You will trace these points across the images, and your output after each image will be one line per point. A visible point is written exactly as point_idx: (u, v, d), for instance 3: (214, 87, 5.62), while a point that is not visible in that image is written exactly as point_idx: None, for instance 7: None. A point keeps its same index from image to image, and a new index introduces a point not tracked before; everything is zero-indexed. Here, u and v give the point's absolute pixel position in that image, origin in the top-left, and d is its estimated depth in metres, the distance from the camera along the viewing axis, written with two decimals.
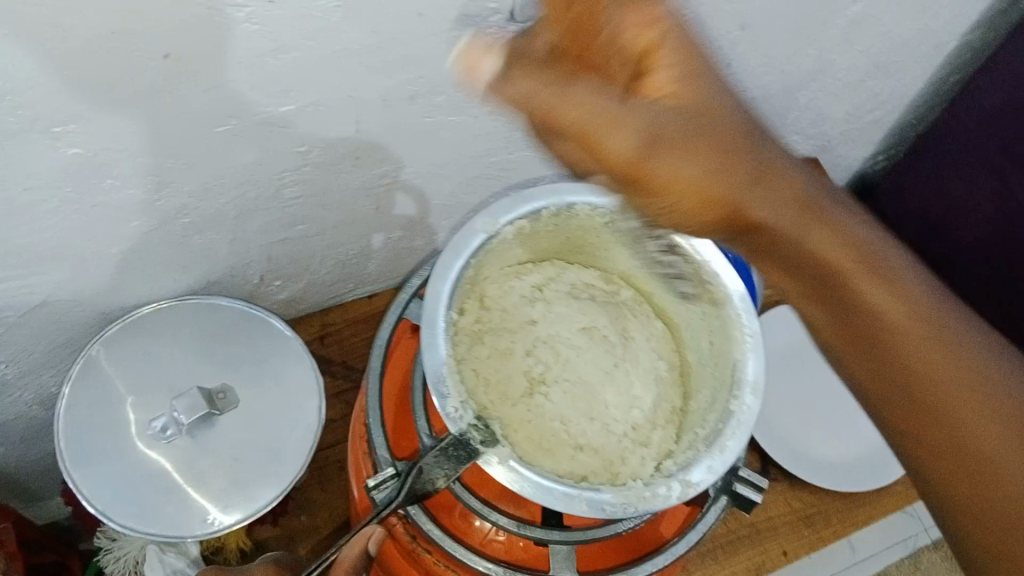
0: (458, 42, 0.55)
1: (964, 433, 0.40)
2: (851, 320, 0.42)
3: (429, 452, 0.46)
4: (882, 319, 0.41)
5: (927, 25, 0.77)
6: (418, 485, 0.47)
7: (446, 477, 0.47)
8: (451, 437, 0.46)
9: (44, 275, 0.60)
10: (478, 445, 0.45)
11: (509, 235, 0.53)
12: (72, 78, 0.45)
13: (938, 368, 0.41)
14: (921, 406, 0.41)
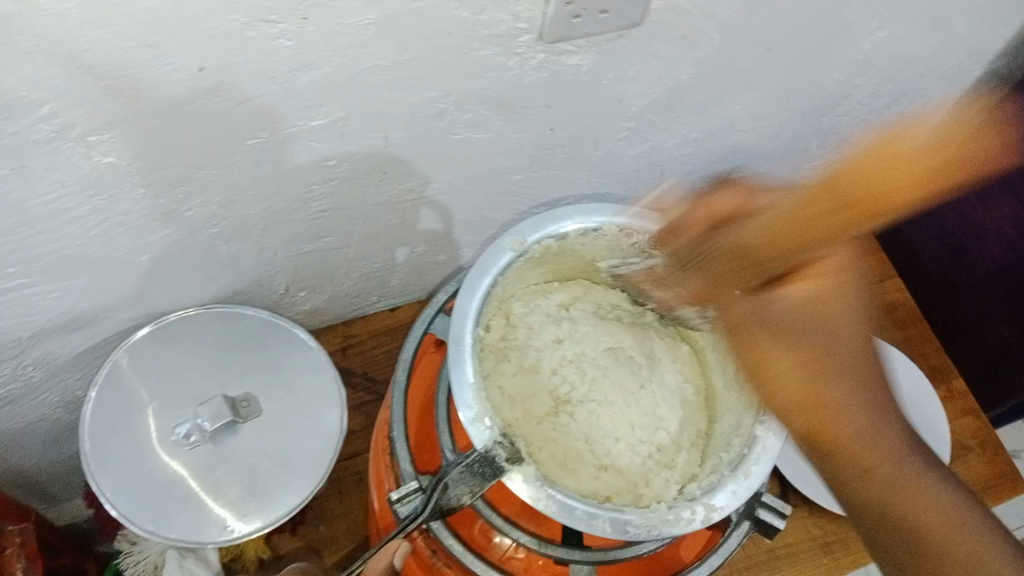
0: (487, 60, 0.56)
1: None
2: (840, 473, 0.44)
3: (454, 466, 0.46)
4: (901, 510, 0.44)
5: (953, 50, 0.77)
6: (443, 502, 0.47)
7: (471, 494, 0.47)
8: (477, 453, 0.46)
9: (73, 281, 0.61)
10: (504, 462, 0.46)
11: (536, 253, 0.53)
12: (108, 89, 0.46)
13: (919, 511, 0.44)
14: (900, 542, 0.44)
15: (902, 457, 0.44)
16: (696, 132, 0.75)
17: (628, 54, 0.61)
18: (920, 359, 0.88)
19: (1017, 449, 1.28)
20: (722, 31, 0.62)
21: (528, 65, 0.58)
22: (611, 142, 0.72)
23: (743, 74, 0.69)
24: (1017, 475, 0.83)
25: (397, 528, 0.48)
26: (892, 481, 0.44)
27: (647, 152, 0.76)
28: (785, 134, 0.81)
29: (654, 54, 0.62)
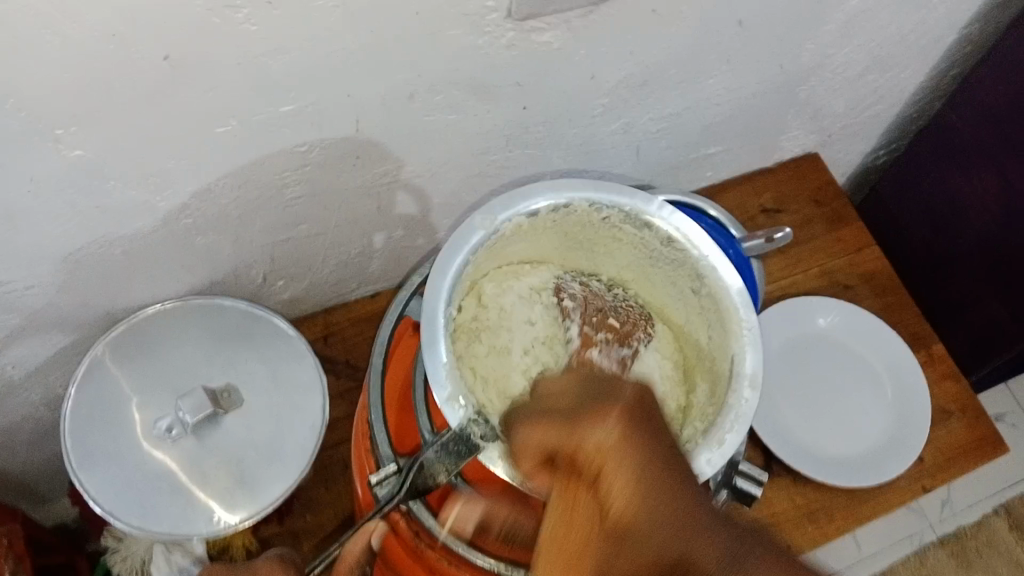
0: (456, 40, 0.56)
1: None
2: None
3: (430, 448, 0.48)
4: None
5: (926, 18, 0.77)
6: (420, 480, 0.49)
7: (447, 473, 0.48)
8: (452, 433, 0.47)
9: (49, 278, 0.60)
10: (478, 439, 0.47)
11: (507, 232, 0.53)
12: (73, 81, 0.46)
13: None
14: None
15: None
16: (670, 107, 0.75)
17: (600, 30, 0.61)
18: (901, 327, 0.89)
19: (1000, 413, 1.29)
20: (693, 4, 0.62)
21: (498, 44, 0.58)
22: (586, 120, 0.72)
23: (716, 48, 0.69)
24: (1000, 440, 0.83)
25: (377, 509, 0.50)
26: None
27: (623, 129, 0.75)
28: (761, 107, 0.81)
29: (626, 29, 0.62)
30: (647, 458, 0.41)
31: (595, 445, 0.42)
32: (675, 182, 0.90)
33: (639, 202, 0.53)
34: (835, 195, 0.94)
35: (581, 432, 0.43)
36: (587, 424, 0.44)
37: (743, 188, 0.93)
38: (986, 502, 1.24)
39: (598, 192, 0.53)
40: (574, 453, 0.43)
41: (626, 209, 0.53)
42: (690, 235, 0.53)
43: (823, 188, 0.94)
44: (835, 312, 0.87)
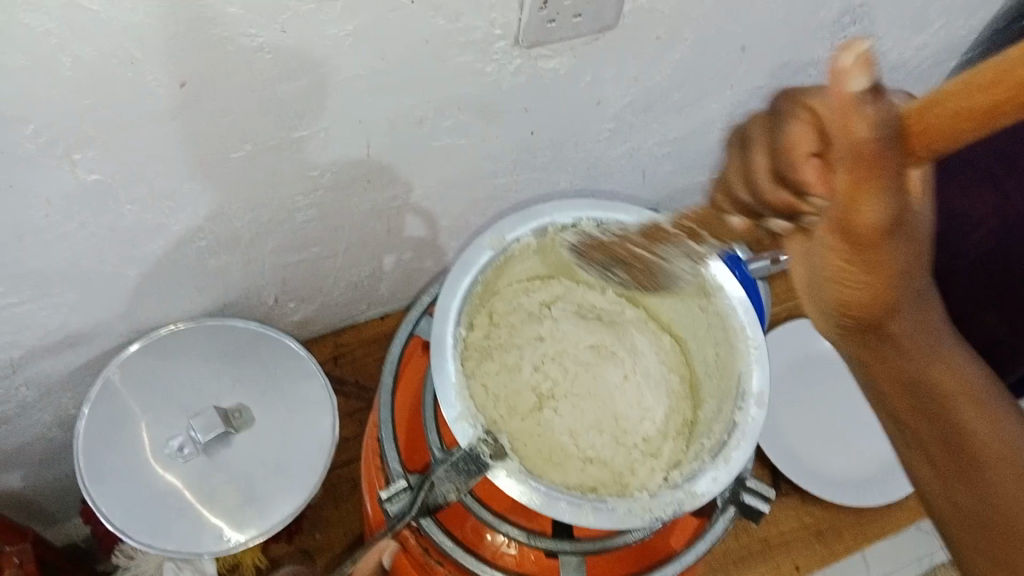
0: (465, 67, 0.57)
1: (962, 430, 0.45)
2: (882, 352, 0.46)
3: (439, 465, 0.47)
4: (933, 385, 0.46)
5: (927, 43, 0.78)
6: (431, 498, 0.49)
7: (456, 490, 0.48)
8: (461, 451, 0.47)
9: (64, 298, 0.62)
10: (488, 458, 0.46)
11: (516, 251, 0.54)
12: (93, 105, 0.47)
13: (948, 377, 0.46)
14: (966, 457, 0.45)
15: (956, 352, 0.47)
16: (675, 132, 0.76)
17: (606, 57, 0.62)
18: None
19: None
20: (696, 31, 0.63)
21: (506, 70, 0.59)
22: (591, 144, 0.73)
23: (719, 74, 0.70)
24: None
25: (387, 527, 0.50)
26: (925, 331, 0.46)
27: (628, 153, 0.77)
28: None
29: (631, 55, 0.63)
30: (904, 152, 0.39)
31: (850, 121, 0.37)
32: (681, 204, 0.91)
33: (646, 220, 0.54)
34: None
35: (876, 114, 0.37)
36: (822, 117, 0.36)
37: None
38: None
39: (604, 212, 0.55)
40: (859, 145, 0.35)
41: None
42: None
43: None
44: None
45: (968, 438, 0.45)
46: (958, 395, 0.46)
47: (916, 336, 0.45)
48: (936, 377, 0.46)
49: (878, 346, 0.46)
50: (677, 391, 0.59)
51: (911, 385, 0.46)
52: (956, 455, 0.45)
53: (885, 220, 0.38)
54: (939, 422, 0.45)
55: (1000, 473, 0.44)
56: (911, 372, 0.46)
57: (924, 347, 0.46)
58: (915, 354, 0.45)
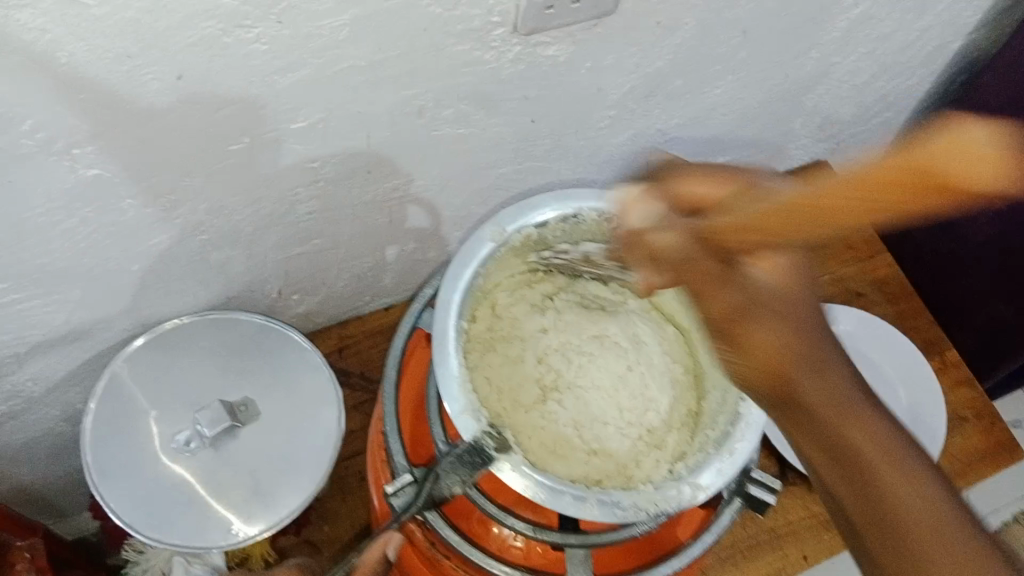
0: (463, 56, 0.56)
1: (883, 493, 0.38)
2: (789, 416, 0.40)
3: (445, 458, 0.47)
4: (850, 445, 0.39)
5: (931, 24, 0.78)
6: (436, 490, 0.48)
7: (461, 483, 0.48)
8: (465, 445, 0.47)
9: (66, 294, 0.62)
10: (492, 451, 0.47)
11: (517, 243, 0.54)
12: (89, 102, 0.47)
13: (865, 437, 0.39)
14: (887, 525, 0.37)
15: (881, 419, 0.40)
16: (677, 117, 0.76)
17: (606, 43, 0.61)
18: (913, 333, 0.89)
19: (1017, 419, 1.29)
20: (697, 16, 0.63)
21: (505, 58, 0.59)
22: (593, 131, 0.72)
23: (720, 58, 0.69)
24: (1015, 445, 0.84)
25: (393, 520, 0.50)
26: (845, 426, 0.39)
27: (631, 140, 0.76)
28: (767, 115, 0.82)
29: (632, 41, 0.63)
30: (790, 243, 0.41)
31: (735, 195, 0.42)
32: None
33: None
34: None
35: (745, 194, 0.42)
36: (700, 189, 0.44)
37: None
38: (1005, 508, 1.23)
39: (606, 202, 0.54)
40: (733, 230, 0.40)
41: None
42: None
43: None
44: (848, 317, 0.84)
45: (895, 504, 0.37)
46: (871, 460, 0.38)
47: (847, 411, 0.39)
48: (852, 449, 0.39)
49: (805, 424, 0.40)
50: (683, 381, 0.58)
51: (829, 448, 0.39)
52: (876, 536, 0.38)
53: (757, 284, 0.41)
54: (863, 490, 0.38)
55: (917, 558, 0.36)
56: (824, 436, 0.39)
57: (845, 405, 0.39)
58: (828, 409, 0.39)
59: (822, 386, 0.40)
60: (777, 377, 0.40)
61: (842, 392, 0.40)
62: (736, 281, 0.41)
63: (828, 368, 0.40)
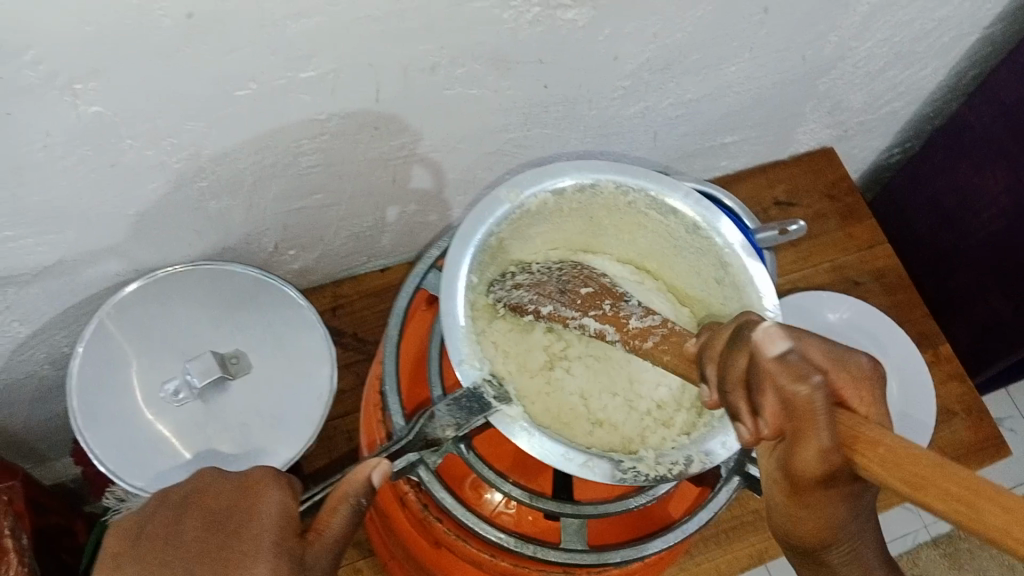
0: (481, 13, 0.55)
1: None
2: (779, 518, 0.37)
3: (442, 401, 0.46)
4: (801, 540, 0.36)
5: (950, 15, 0.77)
6: (427, 429, 0.47)
7: (455, 428, 0.46)
8: (464, 390, 0.46)
9: (59, 235, 0.60)
10: (492, 399, 0.46)
11: (533, 208, 0.53)
12: (96, 36, 0.45)
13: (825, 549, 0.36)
14: None
15: (869, 538, 0.36)
16: (691, 92, 0.75)
17: (626, 10, 0.60)
18: (909, 325, 0.89)
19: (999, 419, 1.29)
20: None
21: (524, 19, 0.57)
22: (606, 101, 0.71)
23: (739, 34, 0.68)
24: (1002, 442, 0.84)
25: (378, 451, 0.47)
26: (847, 544, 0.36)
27: (642, 113, 0.75)
28: (780, 96, 0.81)
29: (651, 10, 0.61)
30: (823, 429, 0.32)
31: (803, 399, 0.32)
32: (691, 168, 0.90)
33: (666, 187, 0.53)
34: (848, 190, 0.95)
35: (792, 388, 0.32)
36: (789, 372, 0.33)
37: (758, 177, 0.94)
38: None
39: (624, 174, 0.53)
40: (781, 427, 0.33)
41: (651, 193, 0.53)
42: (714, 222, 0.53)
43: (839, 182, 0.95)
44: (847, 307, 0.85)
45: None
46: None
47: (835, 512, 0.35)
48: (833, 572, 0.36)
49: (792, 520, 0.36)
50: None
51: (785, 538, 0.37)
52: None
53: (818, 474, 0.33)
54: None
55: None
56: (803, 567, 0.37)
57: (797, 504, 0.35)
58: (807, 530, 0.36)
59: (839, 510, 0.35)
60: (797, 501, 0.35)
61: (802, 505, 0.35)
62: (792, 451, 0.33)
63: (819, 497, 0.34)
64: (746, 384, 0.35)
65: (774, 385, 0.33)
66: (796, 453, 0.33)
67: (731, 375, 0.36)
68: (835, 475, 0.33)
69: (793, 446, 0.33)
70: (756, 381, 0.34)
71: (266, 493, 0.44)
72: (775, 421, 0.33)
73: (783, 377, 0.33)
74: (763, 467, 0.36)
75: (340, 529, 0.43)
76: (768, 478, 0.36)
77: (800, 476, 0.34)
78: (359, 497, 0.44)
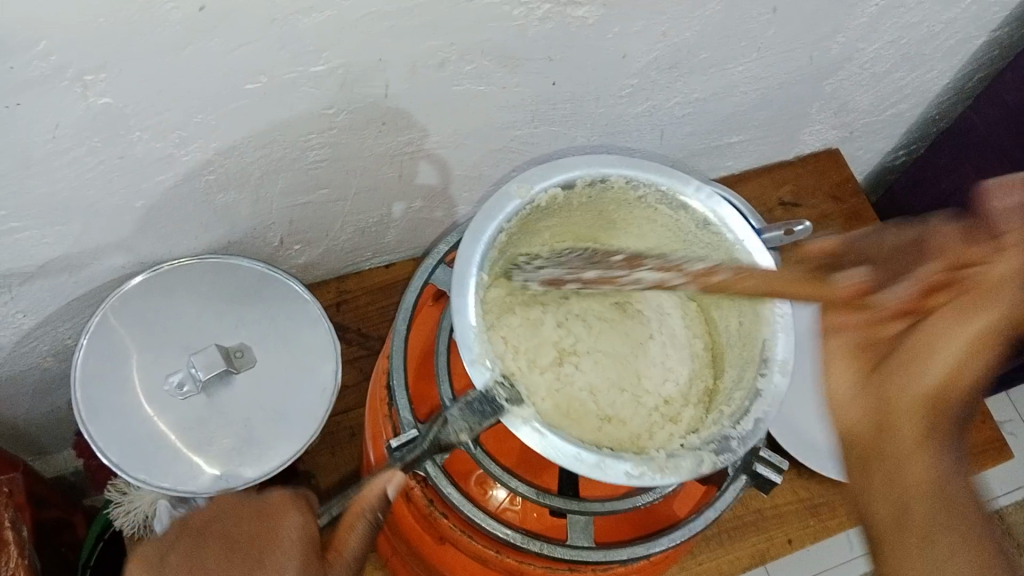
0: (492, 10, 0.55)
1: (912, 506, 0.46)
2: (880, 421, 0.48)
3: (454, 406, 0.47)
4: (897, 442, 0.47)
5: (957, 17, 0.77)
6: (442, 436, 0.48)
7: (469, 432, 0.47)
8: (475, 392, 0.46)
9: (66, 227, 0.60)
10: (503, 401, 0.45)
11: (543, 203, 0.52)
12: (108, 28, 0.45)
13: (914, 458, 0.47)
14: (899, 495, 0.46)
15: (959, 468, 0.47)
16: (698, 92, 0.75)
17: (635, 8, 0.60)
18: None
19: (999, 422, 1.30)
20: None
21: (533, 16, 0.57)
22: (613, 100, 0.71)
23: (747, 34, 0.68)
24: (1005, 445, 0.84)
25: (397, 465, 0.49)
26: (924, 451, 0.47)
27: (649, 111, 0.75)
28: (787, 97, 0.81)
29: (661, 8, 0.61)
30: (979, 310, 0.48)
31: (949, 270, 0.47)
32: (696, 168, 0.90)
33: (678, 182, 0.53)
34: (853, 191, 0.95)
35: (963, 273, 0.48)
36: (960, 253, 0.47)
37: (763, 178, 0.94)
38: None
39: (636, 169, 0.53)
40: (936, 304, 0.48)
41: (663, 188, 0.53)
42: (726, 218, 0.53)
43: (844, 183, 0.95)
44: None
45: (898, 478, 0.46)
46: (915, 487, 0.46)
47: (938, 435, 0.47)
48: (914, 479, 0.46)
49: (903, 423, 0.47)
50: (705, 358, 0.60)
51: (870, 440, 0.48)
52: (890, 514, 0.46)
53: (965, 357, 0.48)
54: (899, 500, 0.46)
55: (943, 525, 0.45)
56: (894, 466, 0.47)
57: (916, 408, 0.48)
58: (905, 428, 0.47)
59: (946, 413, 0.48)
60: (895, 415, 0.48)
61: (925, 417, 0.47)
62: (948, 333, 0.48)
63: (936, 408, 0.47)
64: (931, 280, 0.47)
65: (955, 256, 0.47)
66: (937, 337, 0.48)
67: (899, 261, 0.48)
68: (960, 336, 0.48)
69: (942, 324, 0.48)
70: (935, 274, 0.47)
71: (287, 516, 0.49)
72: (947, 304, 0.48)
73: (964, 262, 0.47)
74: (892, 366, 0.48)
75: (358, 543, 0.48)
76: (879, 381, 0.48)
77: (928, 367, 0.48)
78: (374, 511, 0.49)
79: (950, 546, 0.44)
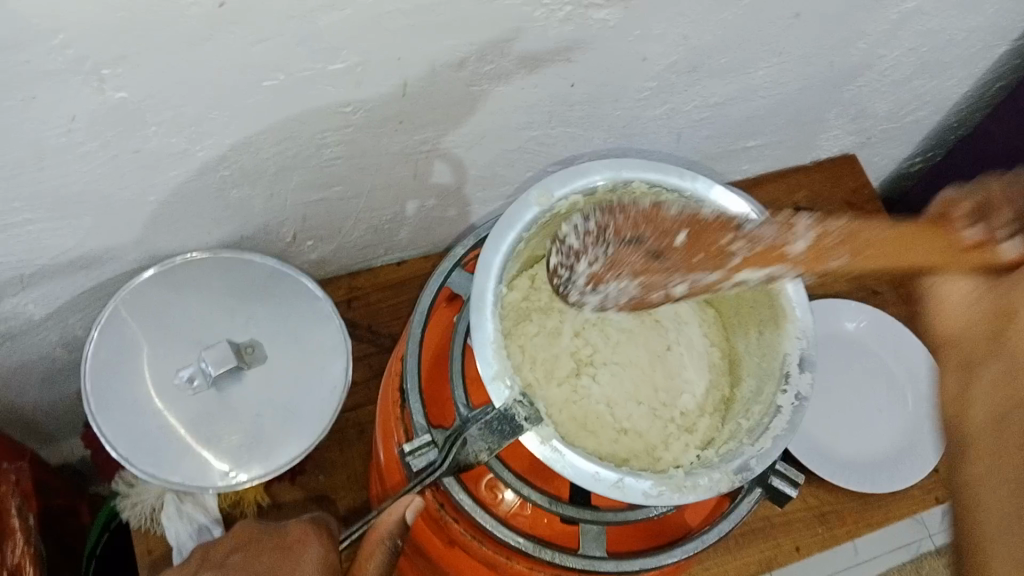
0: (513, 11, 0.54)
1: (970, 425, 0.47)
2: (949, 356, 0.51)
3: (474, 424, 0.46)
4: (962, 370, 0.50)
5: (979, 26, 0.76)
6: (461, 455, 0.47)
7: (489, 451, 0.46)
8: (495, 411, 0.45)
9: (80, 219, 0.60)
10: (522, 421, 0.45)
11: (563, 209, 0.53)
12: (127, 22, 0.45)
13: (975, 389, 0.48)
14: (960, 423, 0.48)
15: None
16: (716, 96, 0.74)
17: (657, 11, 0.59)
18: None
19: None
20: None
21: (555, 17, 0.57)
22: (631, 102, 0.71)
23: (768, 39, 0.67)
24: None
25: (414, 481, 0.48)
26: (1000, 387, 0.47)
27: (667, 114, 0.74)
28: (805, 102, 0.81)
29: (683, 12, 0.61)
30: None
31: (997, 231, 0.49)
32: (711, 171, 0.89)
33: (700, 188, 0.53)
34: (869, 198, 0.94)
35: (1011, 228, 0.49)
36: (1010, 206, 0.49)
37: (778, 182, 0.94)
38: None
39: (657, 174, 0.54)
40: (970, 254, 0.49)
41: (685, 193, 0.53)
42: None
43: (859, 190, 0.94)
44: (863, 315, 0.87)
45: (973, 413, 0.47)
46: (992, 429, 0.46)
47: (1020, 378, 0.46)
48: (996, 412, 0.46)
49: (964, 352, 0.50)
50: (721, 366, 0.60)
51: (959, 398, 0.49)
52: (966, 437, 0.48)
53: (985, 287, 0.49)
54: (960, 421, 0.48)
55: (1009, 462, 0.45)
56: (961, 395, 0.49)
57: (976, 338, 0.49)
58: (992, 373, 0.47)
59: (1004, 361, 0.47)
60: (992, 330, 0.48)
61: (993, 338, 0.48)
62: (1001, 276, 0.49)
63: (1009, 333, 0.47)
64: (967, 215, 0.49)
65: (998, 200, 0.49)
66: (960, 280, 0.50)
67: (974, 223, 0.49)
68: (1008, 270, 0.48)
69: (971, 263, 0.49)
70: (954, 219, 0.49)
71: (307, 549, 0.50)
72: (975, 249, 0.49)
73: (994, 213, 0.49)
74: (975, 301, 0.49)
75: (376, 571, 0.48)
76: (950, 308, 0.51)
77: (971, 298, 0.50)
78: (394, 539, 0.48)
79: (1009, 477, 0.44)
